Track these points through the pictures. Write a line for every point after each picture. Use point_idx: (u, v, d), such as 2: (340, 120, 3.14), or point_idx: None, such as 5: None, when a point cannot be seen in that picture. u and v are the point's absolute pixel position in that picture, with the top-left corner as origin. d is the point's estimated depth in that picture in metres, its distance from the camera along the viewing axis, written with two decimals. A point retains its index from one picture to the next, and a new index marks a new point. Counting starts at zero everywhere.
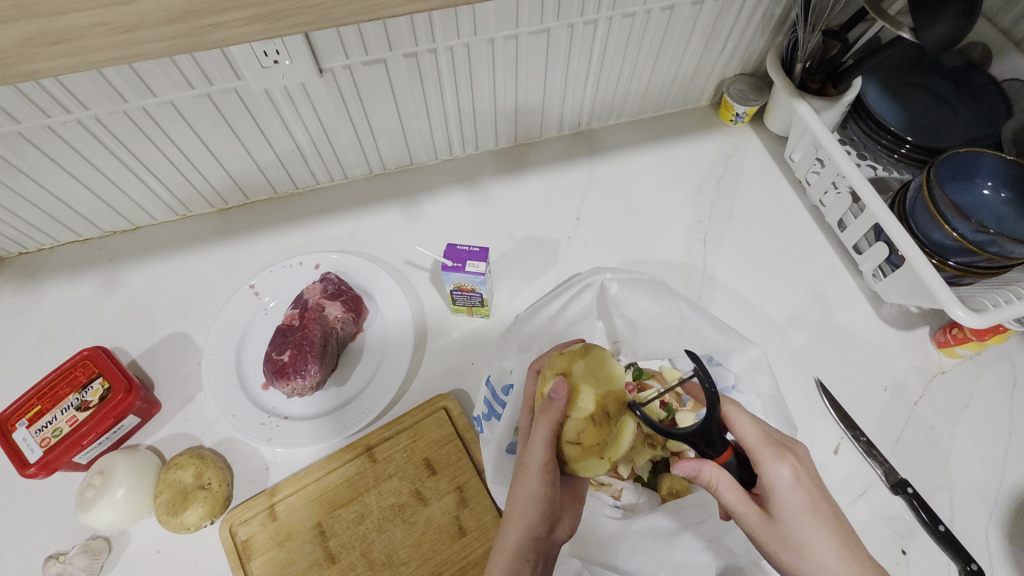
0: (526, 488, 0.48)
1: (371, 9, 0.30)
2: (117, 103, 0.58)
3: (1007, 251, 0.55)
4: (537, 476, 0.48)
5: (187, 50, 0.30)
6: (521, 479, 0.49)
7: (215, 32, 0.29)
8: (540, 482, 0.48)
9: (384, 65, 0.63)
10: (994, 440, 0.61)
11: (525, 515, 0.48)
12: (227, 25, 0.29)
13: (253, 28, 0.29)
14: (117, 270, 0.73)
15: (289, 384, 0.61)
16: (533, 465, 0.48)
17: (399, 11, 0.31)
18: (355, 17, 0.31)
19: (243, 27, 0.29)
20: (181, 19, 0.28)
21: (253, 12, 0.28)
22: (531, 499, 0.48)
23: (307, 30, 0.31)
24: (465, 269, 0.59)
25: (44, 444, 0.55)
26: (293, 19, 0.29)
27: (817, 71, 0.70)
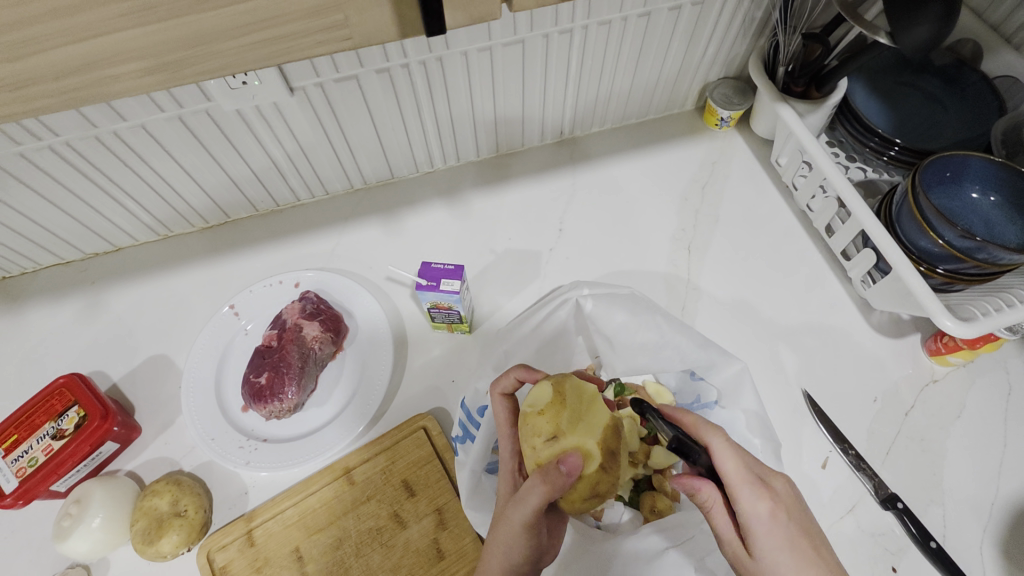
0: (507, 540, 0.46)
1: (279, 54, 0.29)
2: (87, 129, 0.57)
3: (995, 258, 0.53)
4: (518, 532, 0.46)
5: (89, 101, 0.29)
6: (498, 533, 0.47)
7: (115, 83, 0.28)
8: (521, 537, 0.46)
9: (357, 82, 0.62)
10: (989, 451, 0.59)
11: (505, 557, 0.46)
12: (126, 76, 0.28)
13: (155, 78, 0.29)
14: (100, 292, 0.73)
15: (267, 407, 0.60)
16: (516, 526, 0.46)
17: (314, 50, 0.30)
18: (269, 60, 0.30)
19: (144, 78, 0.28)
20: (78, 72, 0.27)
21: (161, 57, 0.28)
22: (512, 552, 0.46)
23: (218, 73, 0.30)
24: (440, 288, 0.58)
25: (20, 474, 0.55)
26: (202, 62, 0.29)
27: (799, 75, 0.68)
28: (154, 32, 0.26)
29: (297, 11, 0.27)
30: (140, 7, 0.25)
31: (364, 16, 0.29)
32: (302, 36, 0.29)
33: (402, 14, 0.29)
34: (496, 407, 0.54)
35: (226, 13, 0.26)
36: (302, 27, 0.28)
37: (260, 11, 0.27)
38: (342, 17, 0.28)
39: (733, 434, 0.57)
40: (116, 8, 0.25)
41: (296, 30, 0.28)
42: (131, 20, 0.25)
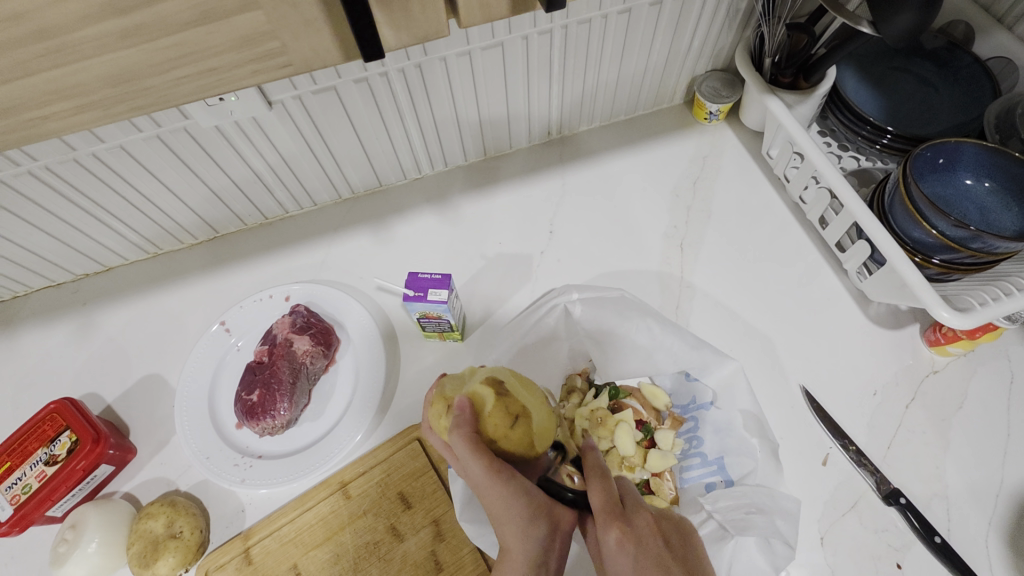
0: (498, 502, 0.44)
1: (213, 86, 0.29)
2: (65, 152, 0.57)
3: (991, 247, 0.52)
4: (490, 490, 0.44)
5: (19, 143, 0.28)
6: (488, 501, 0.44)
7: (43, 124, 0.27)
8: (503, 497, 0.44)
9: (335, 92, 0.61)
10: (993, 442, 0.58)
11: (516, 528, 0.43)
12: (54, 117, 0.27)
13: (85, 117, 0.28)
14: (91, 313, 0.73)
15: (259, 424, 0.60)
16: (479, 483, 0.44)
17: (245, 84, 0.29)
18: (200, 94, 0.29)
19: (73, 117, 0.28)
20: (3, 116, 0.26)
21: (85, 98, 0.27)
22: (515, 515, 0.43)
23: (150, 109, 0.29)
24: (427, 298, 0.58)
25: (13, 502, 0.55)
26: (132, 99, 0.28)
27: (786, 65, 0.66)
28: (76, 72, 0.25)
29: (226, 43, 0.27)
30: (56, 50, 0.24)
31: (301, 43, 0.28)
32: (234, 68, 0.28)
33: (344, 39, 0.28)
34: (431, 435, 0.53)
35: (150, 49, 0.26)
36: (235, 58, 0.28)
37: (186, 45, 0.26)
38: (278, 45, 0.28)
39: (731, 435, 0.56)
40: (32, 51, 0.24)
41: (226, 61, 0.27)
42: (49, 61, 0.25)
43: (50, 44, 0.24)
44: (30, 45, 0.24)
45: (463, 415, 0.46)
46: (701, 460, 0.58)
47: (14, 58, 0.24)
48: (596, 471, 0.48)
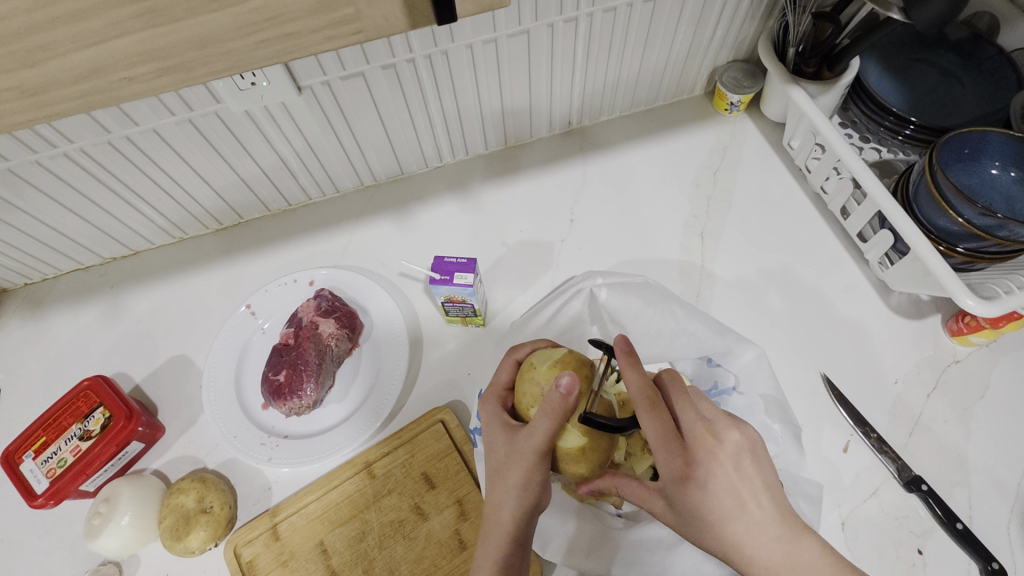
0: (517, 474, 0.47)
1: (288, 50, 0.29)
2: (100, 135, 0.58)
3: (1017, 235, 0.52)
4: (530, 462, 0.47)
5: (102, 104, 0.29)
6: (512, 467, 0.47)
7: (128, 86, 0.28)
8: (534, 473, 0.47)
9: (363, 78, 0.62)
10: (1014, 430, 0.58)
11: (509, 496, 0.47)
12: (140, 79, 0.28)
13: (167, 79, 0.29)
14: (119, 296, 0.74)
15: (286, 404, 0.61)
16: (533, 453, 0.46)
17: (315, 49, 0.30)
18: (272, 60, 0.30)
19: (157, 78, 0.29)
20: (92, 76, 0.27)
21: (168, 61, 0.28)
22: (520, 484, 0.47)
23: (225, 75, 0.30)
24: (453, 282, 0.58)
25: (50, 474, 0.57)
26: (209, 65, 0.29)
27: (810, 55, 0.66)
28: (165, 33, 0.26)
29: (306, 7, 0.27)
30: (149, 10, 0.25)
31: (375, 9, 0.28)
32: (310, 34, 0.29)
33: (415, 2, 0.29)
34: (501, 371, 0.55)
35: (236, 12, 0.26)
36: (312, 23, 0.28)
37: (270, 9, 0.27)
38: (353, 11, 0.28)
39: (753, 420, 0.57)
40: (129, 9, 0.25)
41: (304, 26, 0.28)
42: (142, 22, 0.26)
43: (148, 3, 0.25)
44: (126, 4, 0.25)
45: (572, 403, 0.44)
46: None
47: (113, 18, 0.25)
48: (645, 397, 0.45)
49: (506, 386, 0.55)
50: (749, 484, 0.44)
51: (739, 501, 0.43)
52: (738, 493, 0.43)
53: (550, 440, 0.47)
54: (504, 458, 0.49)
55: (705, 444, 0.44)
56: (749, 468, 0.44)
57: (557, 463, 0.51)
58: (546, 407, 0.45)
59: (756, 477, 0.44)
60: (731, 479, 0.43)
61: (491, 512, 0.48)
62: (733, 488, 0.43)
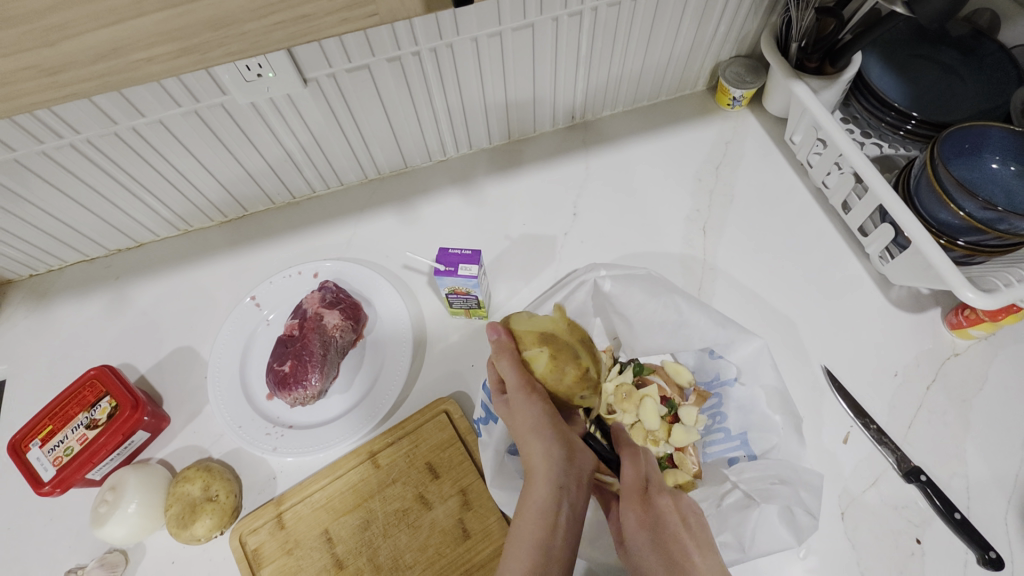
0: (526, 414, 0.52)
1: (303, 33, 0.30)
2: (106, 125, 0.58)
3: (1017, 228, 0.53)
4: (524, 398, 0.53)
5: (121, 85, 0.29)
6: (517, 412, 0.53)
7: (147, 66, 0.29)
8: (538, 411, 0.52)
9: (369, 71, 0.62)
10: (1012, 422, 0.59)
11: (540, 442, 0.51)
12: (158, 59, 0.29)
13: (184, 61, 0.29)
14: (123, 287, 0.74)
15: (291, 394, 0.61)
16: (518, 389, 0.53)
17: (330, 32, 0.30)
18: (287, 42, 0.30)
19: (174, 60, 0.29)
20: (111, 56, 0.28)
21: (184, 43, 0.28)
22: (537, 424, 0.52)
23: (240, 58, 0.30)
24: (458, 273, 0.59)
25: (57, 463, 0.57)
26: (224, 48, 0.29)
27: (813, 50, 0.67)
28: (183, 13, 0.27)
29: None
30: None
31: None
32: (324, 17, 0.29)
33: None
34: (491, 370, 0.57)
35: None
36: (326, 6, 0.29)
37: None
38: None
39: (755, 412, 0.57)
40: None
41: (319, 9, 0.29)
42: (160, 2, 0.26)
43: None
44: None
45: (505, 336, 0.55)
46: (724, 435, 0.60)
47: None
48: None
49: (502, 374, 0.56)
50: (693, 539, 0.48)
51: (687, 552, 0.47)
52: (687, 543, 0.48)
53: (524, 373, 0.54)
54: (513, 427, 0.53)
55: (660, 494, 0.52)
56: (696, 527, 0.50)
57: (557, 393, 0.56)
58: (502, 345, 0.55)
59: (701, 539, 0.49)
60: None
61: (531, 466, 0.51)
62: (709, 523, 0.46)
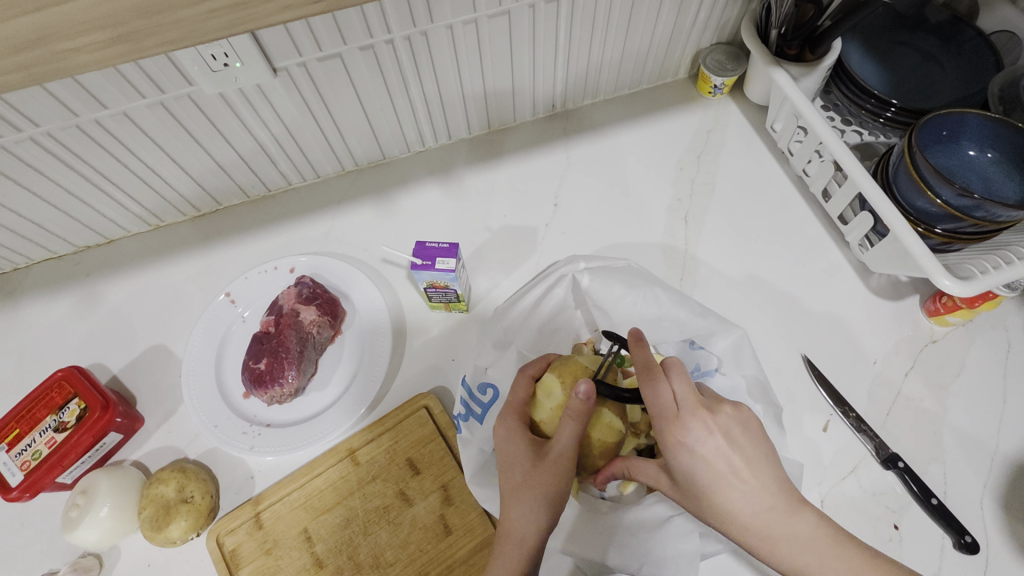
0: (543, 481, 0.47)
1: (246, 20, 0.29)
2: (67, 118, 0.56)
3: (994, 215, 0.53)
4: (554, 465, 0.47)
5: (49, 77, 0.28)
6: (543, 475, 0.47)
7: (75, 57, 0.27)
8: (564, 473, 0.48)
9: (341, 60, 0.60)
10: (988, 407, 0.60)
11: (531, 509, 0.47)
12: (84, 50, 0.27)
13: (116, 51, 0.28)
14: (93, 285, 0.72)
15: (268, 392, 0.60)
16: (562, 458, 0.48)
17: (276, 18, 0.29)
18: (228, 30, 0.29)
19: (106, 50, 0.28)
20: (34, 46, 0.26)
21: (111, 33, 0.27)
22: (543, 494, 0.47)
23: (174, 48, 0.29)
24: (435, 267, 0.58)
25: (25, 467, 0.56)
26: (158, 36, 0.28)
27: (793, 37, 0.66)
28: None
29: None
30: None
31: None
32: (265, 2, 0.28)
33: None
34: (519, 386, 0.54)
35: None
36: None
37: None
38: None
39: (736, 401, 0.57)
40: None
41: None
42: None
43: None
44: None
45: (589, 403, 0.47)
46: None
47: None
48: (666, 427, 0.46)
49: (522, 403, 0.53)
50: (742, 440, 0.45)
51: (730, 469, 0.44)
52: (733, 462, 0.44)
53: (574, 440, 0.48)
54: (523, 479, 0.48)
55: (696, 414, 0.45)
56: (741, 438, 0.45)
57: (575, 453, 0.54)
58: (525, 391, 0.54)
59: (734, 467, 0.44)
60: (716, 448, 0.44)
61: (508, 526, 0.47)
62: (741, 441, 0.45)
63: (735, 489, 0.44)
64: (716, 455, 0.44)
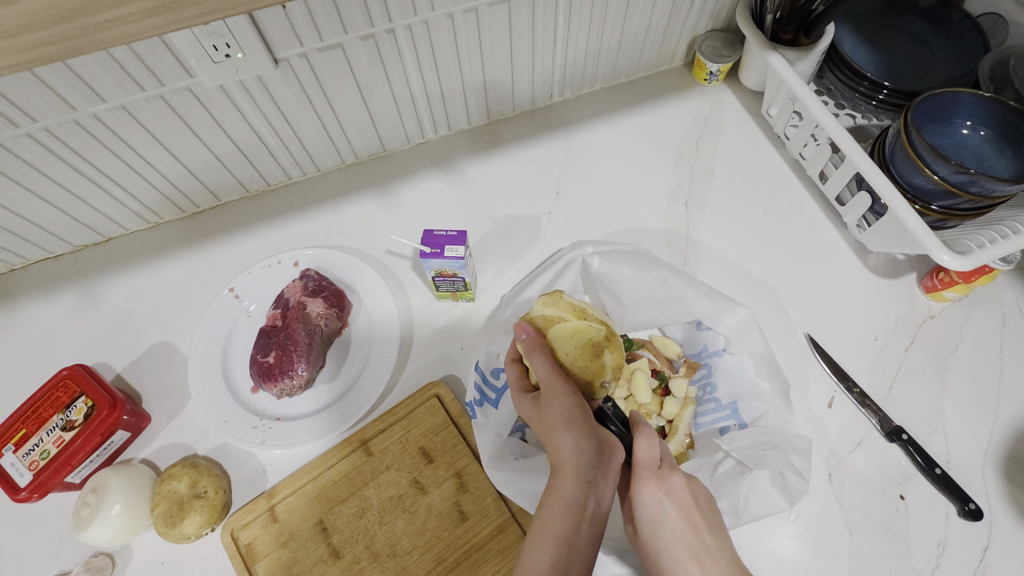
0: (553, 406, 0.48)
1: None
2: (65, 112, 0.55)
3: (989, 190, 0.54)
4: (553, 389, 0.49)
5: (85, 50, 0.28)
6: (550, 402, 0.48)
7: (112, 29, 0.27)
8: (565, 391, 0.49)
9: (342, 50, 0.60)
10: (986, 379, 0.61)
11: (565, 435, 0.46)
12: (124, 20, 0.27)
13: (154, 21, 0.28)
14: (92, 285, 0.71)
15: (277, 385, 0.60)
16: (551, 383, 0.49)
17: None
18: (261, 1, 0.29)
19: (143, 21, 0.27)
20: (72, 18, 0.26)
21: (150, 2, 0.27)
22: (563, 416, 0.47)
23: (212, 18, 0.29)
24: (444, 255, 0.58)
25: (33, 467, 0.55)
26: (196, 6, 0.28)
27: (787, 21, 0.66)
28: None
29: None
30: None
31: None
32: None
33: None
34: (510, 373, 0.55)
35: None
36: None
37: None
38: None
39: (743, 379, 0.58)
40: None
41: None
42: None
43: None
44: None
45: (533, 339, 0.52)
46: (715, 405, 0.61)
47: None
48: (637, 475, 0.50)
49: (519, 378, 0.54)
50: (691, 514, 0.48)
51: (675, 539, 0.47)
52: (678, 530, 0.47)
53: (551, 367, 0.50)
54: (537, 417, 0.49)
55: (654, 478, 0.49)
56: (695, 510, 0.48)
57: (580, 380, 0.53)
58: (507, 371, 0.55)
59: (688, 538, 0.46)
60: (663, 511, 0.48)
61: (556, 464, 0.46)
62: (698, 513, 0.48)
63: (690, 563, 0.46)
64: (673, 521, 0.47)
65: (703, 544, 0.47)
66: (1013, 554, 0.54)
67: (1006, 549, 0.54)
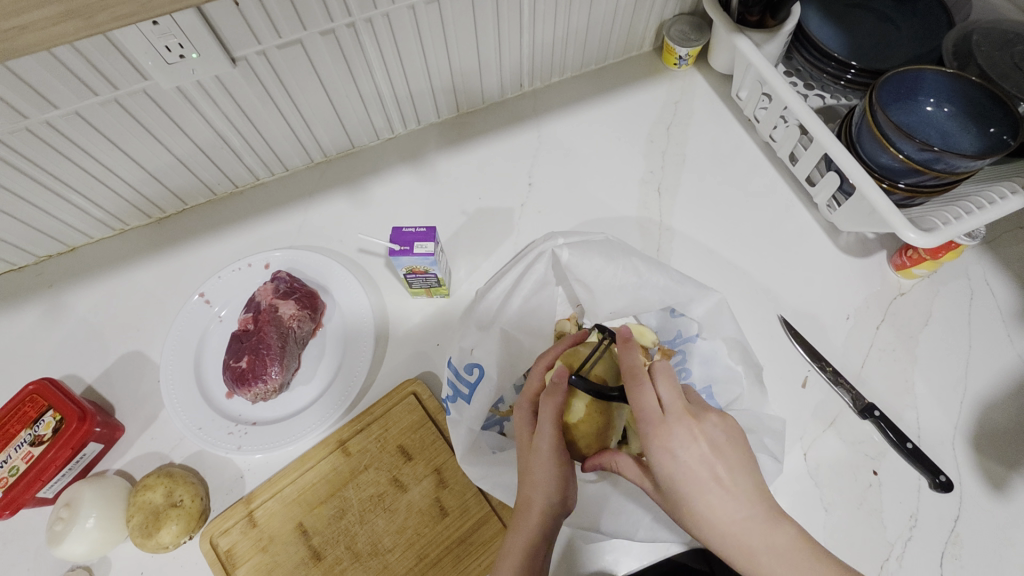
0: (545, 459, 0.49)
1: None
2: (16, 121, 0.53)
3: (953, 166, 0.54)
4: (548, 439, 0.49)
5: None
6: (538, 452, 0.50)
7: (20, 36, 0.26)
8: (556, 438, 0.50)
9: (302, 46, 0.59)
10: (956, 353, 0.62)
11: (547, 485, 0.49)
12: (32, 28, 0.26)
13: (67, 27, 0.27)
14: (59, 295, 0.70)
15: (251, 390, 0.59)
16: (555, 432, 0.50)
17: None
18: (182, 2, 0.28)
19: (55, 26, 0.26)
20: None
21: (61, 8, 0.26)
22: (551, 468, 0.49)
23: (128, 22, 0.28)
24: (414, 252, 0.57)
25: (2, 484, 0.54)
26: (110, 11, 0.27)
27: (753, 4, 0.65)
28: None
29: None
30: None
31: None
32: None
33: None
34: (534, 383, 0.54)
35: None
36: None
37: None
38: None
39: (717, 364, 0.59)
40: None
41: None
42: None
43: None
44: None
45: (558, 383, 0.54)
46: None
47: None
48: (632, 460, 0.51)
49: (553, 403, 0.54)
50: (717, 471, 0.43)
51: (708, 481, 0.43)
52: (714, 473, 0.43)
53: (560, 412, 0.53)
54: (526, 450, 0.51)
55: (681, 419, 0.45)
56: (726, 447, 0.44)
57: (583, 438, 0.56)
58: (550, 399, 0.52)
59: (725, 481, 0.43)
60: (694, 452, 0.44)
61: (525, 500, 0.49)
62: (733, 442, 0.45)
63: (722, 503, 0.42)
64: (701, 465, 0.43)
65: (720, 490, 0.43)
66: (984, 523, 0.55)
67: (978, 519, 0.55)
